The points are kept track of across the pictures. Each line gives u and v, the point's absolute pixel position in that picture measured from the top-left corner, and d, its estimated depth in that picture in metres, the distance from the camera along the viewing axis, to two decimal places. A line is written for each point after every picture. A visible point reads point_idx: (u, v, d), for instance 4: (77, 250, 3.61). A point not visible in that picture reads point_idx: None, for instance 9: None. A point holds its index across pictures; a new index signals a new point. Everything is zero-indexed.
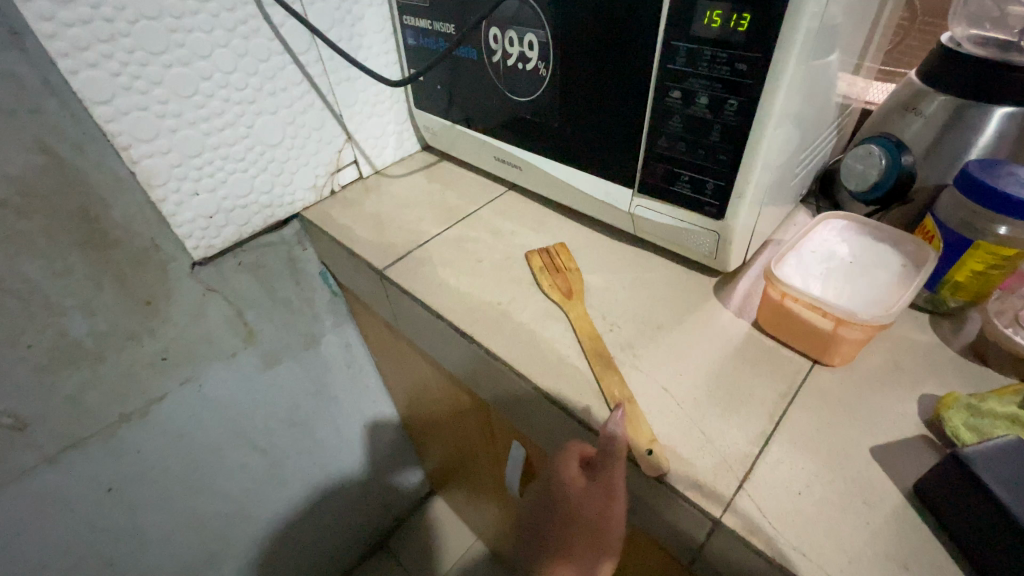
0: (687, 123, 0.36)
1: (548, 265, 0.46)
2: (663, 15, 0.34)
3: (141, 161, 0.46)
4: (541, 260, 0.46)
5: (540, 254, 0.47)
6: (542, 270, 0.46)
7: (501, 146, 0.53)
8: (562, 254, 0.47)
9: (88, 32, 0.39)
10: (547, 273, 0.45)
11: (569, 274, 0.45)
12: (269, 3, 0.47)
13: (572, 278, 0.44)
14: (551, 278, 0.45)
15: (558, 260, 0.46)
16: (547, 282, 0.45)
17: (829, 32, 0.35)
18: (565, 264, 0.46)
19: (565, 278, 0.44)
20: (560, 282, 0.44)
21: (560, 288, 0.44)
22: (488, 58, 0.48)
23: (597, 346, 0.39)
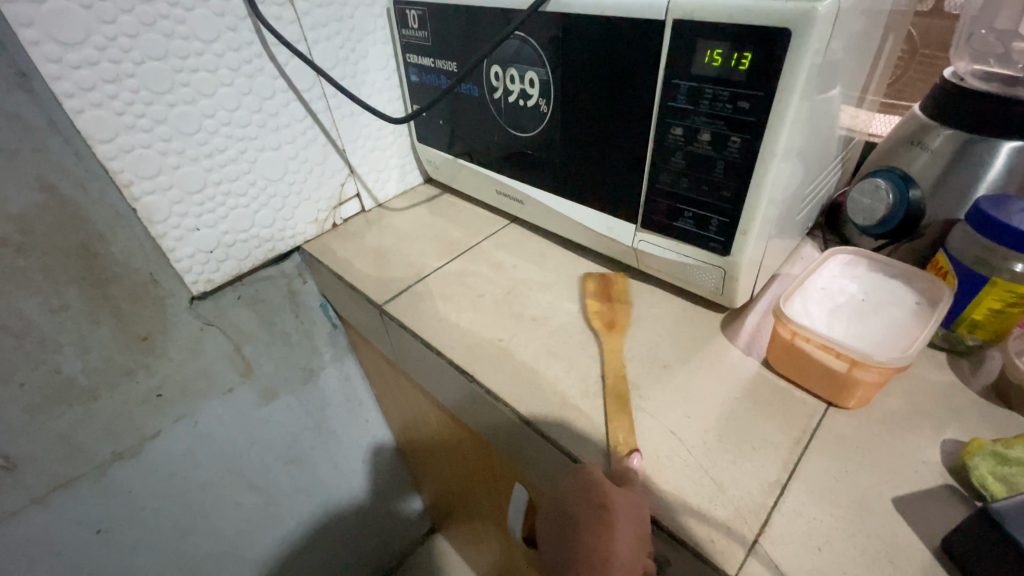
0: (690, 159, 0.36)
1: (601, 292, 0.46)
2: (663, 54, 0.34)
3: (143, 198, 0.46)
4: (593, 287, 0.46)
5: (593, 282, 0.47)
6: (592, 295, 0.45)
7: (504, 181, 0.53)
8: (620, 286, 0.46)
9: (95, 73, 0.40)
10: (596, 300, 0.45)
11: (618, 307, 0.44)
12: (274, 43, 0.48)
13: (622, 311, 0.44)
14: (598, 306, 0.44)
15: (614, 290, 0.46)
16: (592, 306, 0.44)
17: (831, 68, 0.35)
18: (620, 295, 0.45)
19: (614, 309, 0.44)
20: (607, 312, 0.44)
21: (603, 316, 0.43)
22: (489, 95, 0.48)
23: (620, 387, 0.37)
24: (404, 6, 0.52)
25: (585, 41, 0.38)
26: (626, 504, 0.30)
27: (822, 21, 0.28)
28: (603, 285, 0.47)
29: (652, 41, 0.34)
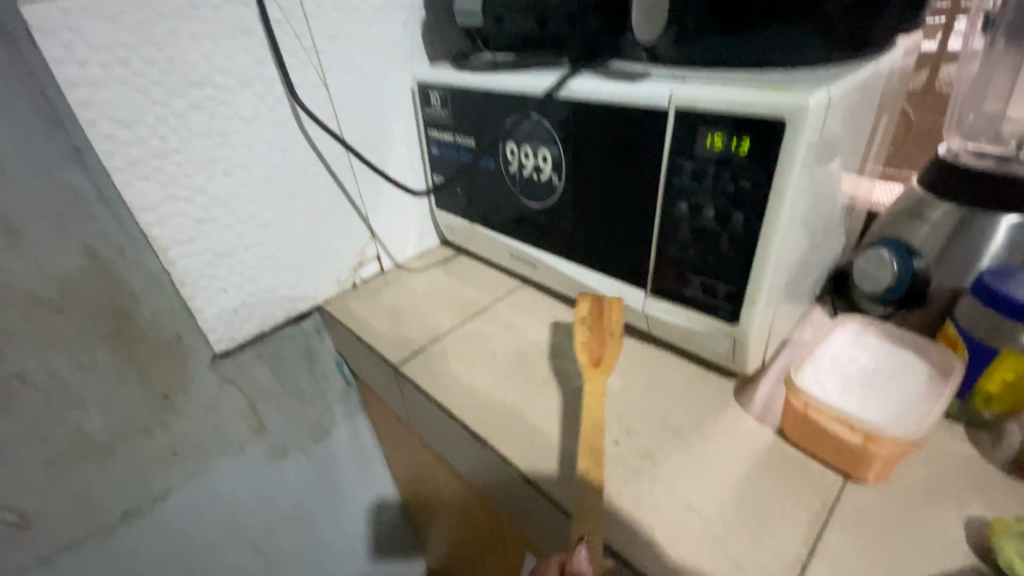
0: (696, 232, 0.38)
1: (593, 323, 0.44)
2: (667, 138, 0.36)
3: (177, 262, 0.48)
4: (583, 315, 0.44)
5: (586, 307, 0.45)
6: (581, 326, 0.44)
7: (518, 246, 0.55)
8: (610, 315, 0.44)
9: (144, 150, 0.44)
10: (585, 334, 0.43)
11: (609, 338, 0.43)
12: (307, 120, 0.52)
13: (608, 347, 0.43)
14: (586, 340, 0.43)
15: (608, 319, 0.44)
16: (581, 340, 0.43)
17: (827, 147, 0.37)
18: (612, 326, 0.43)
19: (601, 343, 0.43)
20: (597, 351, 0.43)
21: (591, 355, 0.42)
22: (506, 168, 0.51)
23: (596, 442, 0.37)
24: (427, 87, 0.56)
25: (595, 122, 0.41)
26: None
27: (814, 110, 0.30)
28: (597, 311, 0.45)
29: (657, 124, 0.37)
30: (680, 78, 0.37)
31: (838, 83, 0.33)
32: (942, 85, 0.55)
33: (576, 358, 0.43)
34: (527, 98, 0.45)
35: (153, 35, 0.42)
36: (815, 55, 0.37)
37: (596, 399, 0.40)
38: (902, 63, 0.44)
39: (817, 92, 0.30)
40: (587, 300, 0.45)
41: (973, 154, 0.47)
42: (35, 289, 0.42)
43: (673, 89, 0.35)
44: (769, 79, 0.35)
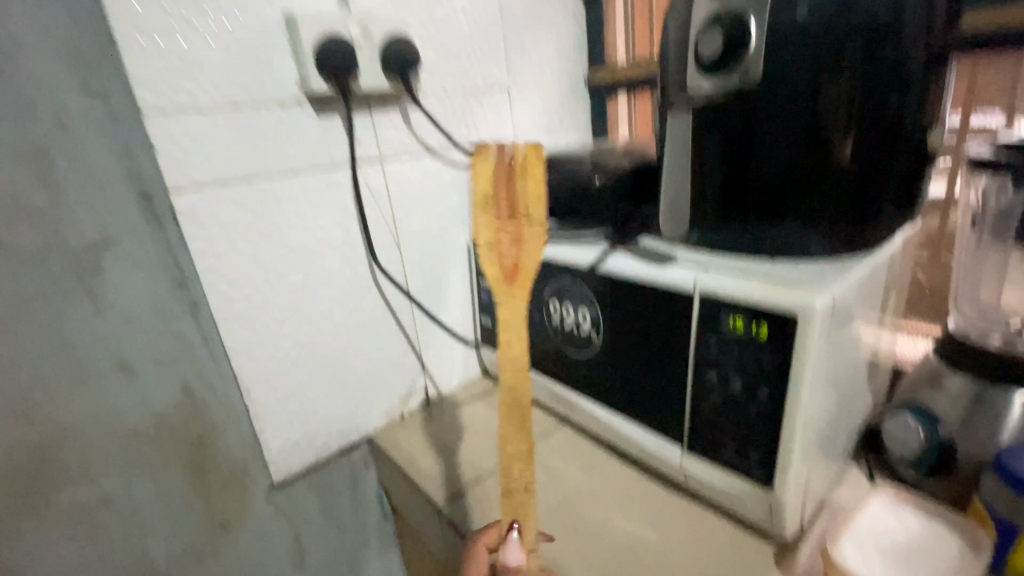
0: (726, 399, 0.42)
1: (499, 178, 0.39)
2: (694, 316, 0.43)
3: (257, 397, 0.56)
4: (486, 178, 0.39)
5: (484, 168, 0.38)
6: (484, 195, 0.39)
7: (560, 389, 0.58)
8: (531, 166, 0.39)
9: (247, 305, 0.53)
10: (495, 198, 0.39)
11: (527, 227, 0.38)
12: (382, 277, 0.62)
13: (524, 228, 0.38)
14: (495, 237, 0.39)
15: (505, 167, 0.39)
16: (489, 238, 0.39)
17: (841, 330, 0.42)
18: (513, 172, 0.39)
19: (517, 228, 0.39)
20: (512, 215, 0.39)
21: (502, 259, 0.39)
22: (550, 321, 0.57)
23: (519, 395, 0.39)
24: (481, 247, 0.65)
25: (630, 292, 0.48)
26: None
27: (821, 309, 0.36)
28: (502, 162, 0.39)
29: (684, 303, 0.43)
30: (703, 266, 0.44)
31: (842, 281, 0.39)
32: (951, 232, 0.54)
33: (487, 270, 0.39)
34: (570, 267, 0.53)
35: (272, 217, 0.52)
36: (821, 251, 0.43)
37: (513, 325, 0.39)
38: (905, 247, 0.49)
39: (821, 292, 0.36)
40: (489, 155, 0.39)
41: (976, 329, 0.50)
42: (135, 420, 0.49)
43: (697, 278, 0.42)
44: (783, 274, 0.41)
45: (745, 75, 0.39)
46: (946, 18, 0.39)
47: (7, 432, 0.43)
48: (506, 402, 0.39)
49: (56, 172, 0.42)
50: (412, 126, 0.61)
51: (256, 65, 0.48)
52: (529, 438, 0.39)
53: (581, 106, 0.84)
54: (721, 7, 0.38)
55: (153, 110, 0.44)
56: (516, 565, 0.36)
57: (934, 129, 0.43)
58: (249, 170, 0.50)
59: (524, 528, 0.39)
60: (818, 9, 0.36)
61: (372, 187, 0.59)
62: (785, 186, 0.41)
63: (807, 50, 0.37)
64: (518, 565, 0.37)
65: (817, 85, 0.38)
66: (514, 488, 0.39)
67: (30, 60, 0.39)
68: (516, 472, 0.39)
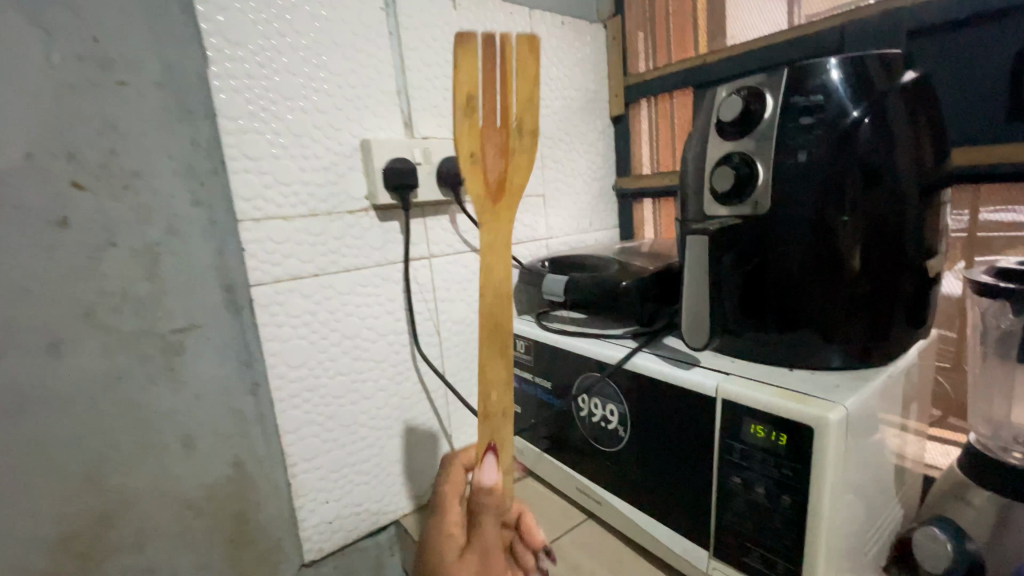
0: (750, 506, 0.43)
1: (484, 83, 0.42)
2: (716, 420, 0.45)
3: (299, 473, 0.60)
4: (471, 78, 0.40)
5: (469, 66, 0.40)
6: (468, 92, 0.41)
7: (586, 480, 0.61)
8: (513, 76, 0.43)
9: (302, 384, 0.59)
10: (479, 103, 0.41)
11: (511, 135, 0.43)
12: (421, 359, 0.68)
13: (507, 140, 0.43)
14: (481, 147, 0.42)
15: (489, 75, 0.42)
16: (475, 148, 0.42)
17: (863, 442, 0.43)
18: (497, 82, 0.42)
19: (501, 139, 0.43)
20: (496, 122, 0.42)
21: (488, 174, 0.42)
22: (577, 413, 0.61)
23: (500, 313, 0.41)
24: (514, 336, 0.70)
25: (654, 392, 0.51)
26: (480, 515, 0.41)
27: (835, 422, 0.38)
28: (486, 62, 0.42)
29: (706, 407, 0.46)
30: (724, 373, 0.48)
31: (856, 394, 0.41)
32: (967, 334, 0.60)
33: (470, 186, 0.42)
34: (598, 363, 0.57)
35: (331, 308, 0.60)
36: (834, 362, 0.46)
37: (499, 248, 0.41)
38: (920, 357, 0.51)
39: (834, 406, 0.39)
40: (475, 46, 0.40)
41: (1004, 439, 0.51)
42: (188, 493, 0.52)
43: (718, 384, 0.45)
44: (800, 387, 0.44)
45: (756, 206, 0.45)
46: (934, 157, 0.44)
47: (78, 500, 0.47)
48: (489, 323, 0.41)
49: (161, 268, 0.49)
50: (458, 228, 0.70)
51: (335, 180, 0.58)
52: (510, 363, 0.41)
53: (609, 210, 0.93)
54: (731, 152, 0.46)
55: (247, 218, 0.53)
56: (491, 484, 0.41)
57: (935, 254, 0.46)
58: (318, 267, 0.58)
59: (501, 451, 0.42)
60: (818, 153, 0.41)
61: (420, 281, 0.67)
62: (793, 302, 0.45)
63: (810, 185, 0.42)
64: (492, 485, 0.41)
65: (820, 217, 0.42)
66: (491, 414, 0.42)
67: (157, 177, 0.48)
68: (494, 395, 0.41)
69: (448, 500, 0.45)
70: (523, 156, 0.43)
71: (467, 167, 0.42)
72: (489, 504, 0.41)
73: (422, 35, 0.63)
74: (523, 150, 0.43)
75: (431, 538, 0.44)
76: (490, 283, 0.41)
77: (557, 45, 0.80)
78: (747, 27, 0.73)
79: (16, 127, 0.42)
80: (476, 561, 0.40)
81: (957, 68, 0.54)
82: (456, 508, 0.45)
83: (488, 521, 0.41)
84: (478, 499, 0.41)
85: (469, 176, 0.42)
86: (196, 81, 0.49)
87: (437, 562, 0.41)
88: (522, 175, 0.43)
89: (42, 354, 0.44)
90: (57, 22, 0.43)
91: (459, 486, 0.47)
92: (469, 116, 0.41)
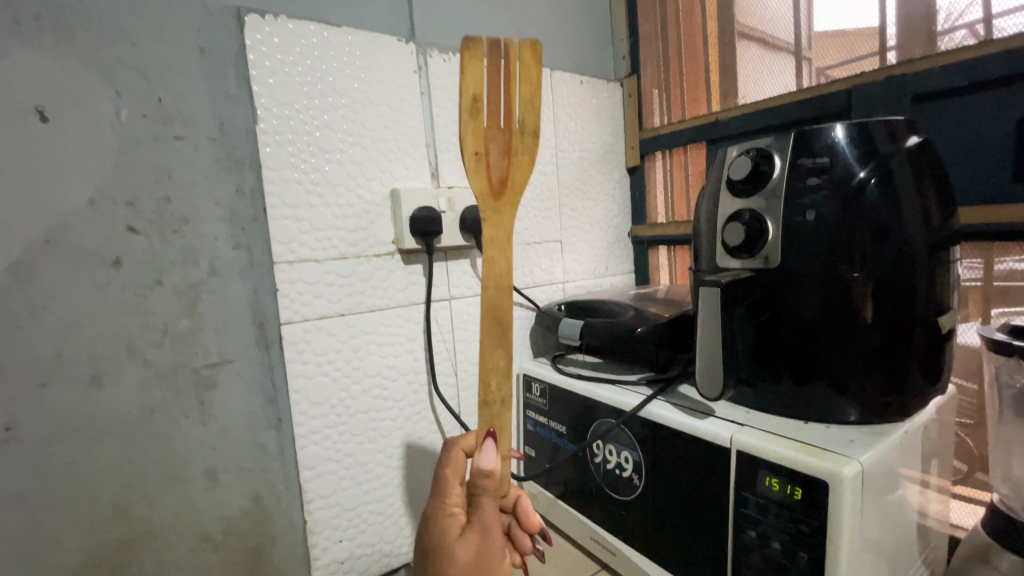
0: (767, 562, 0.43)
1: (488, 89, 0.48)
2: (732, 472, 0.46)
3: (315, 511, 0.60)
4: (477, 82, 0.47)
5: (474, 73, 0.47)
6: (473, 96, 0.46)
7: (601, 530, 0.60)
8: (513, 84, 0.49)
9: (324, 421, 0.60)
10: (483, 105, 0.47)
11: (513, 136, 0.48)
12: (438, 399, 0.70)
13: (510, 140, 0.48)
14: (485, 146, 0.47)
15: (492, 83, 0.48)
16: (479, 147, 0.47)
17: (882, 500, 0.43)
18: (500, 89, 0.48)
19: (504, 139, 0.48)
20: (499, 124, 0.48)
21: (491, 171, 0.47)
22: (592, 459, 0.61)
23: (500, 305, 0.43)
24: (529, 379, 0.71)
25: (669, 440, 0.52)
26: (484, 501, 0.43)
27: (850, 478, 0.38)
28: (491, 71, 0.48)
29: (720, 457, 0.47)
30: (739, 424, 0.48)
31: (872, 449, 0.42)
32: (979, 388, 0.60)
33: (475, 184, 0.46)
34: (613, 409, 0.58)
35: (355, 347, 0.62)
36: (849, 417, 0.46)
37: (501, 241, 0.44)
38: (938, 413, 0.51)
39: (850, 461, 0.39)
40: (478, 54, 0.46)
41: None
42: (208, 526, 0.54)
43: (733, 435, 0.46)
44: (815, 440, 0.44)
45: (767, 260, 0.47)
46: (942, 215, 0.45)
47: (105, 528, 0.48)
48: (489, 313, 0.43)
49: (200, 306, 0.52)
50: (478, 272, 0.73)
51: (365, 226, 0.62)
52: (508, 353, 0.42)
53: (624, 255, 0.95)
54: (741, 210, 0.48)
55: (282, 261, 0.56)
56: (489, 468, 0.42)
57: (948, 309, 0.46)
58: (345, 307, 0.61)
59: (500, 438, 0.42)
60: (827, 211, 0.43)
61: (440, 322, 0.69)
62: (807, 354, 0.46)
63: (820, 242, 0.44)
64: (491, 469, 0.43)
65: (829, 271, 0.44)
66: (490, 402, 0.42)
67: (203, 223, 0.52)
68: (494, 384, 0.42)
69: (449, 481, 0.46)
70: (525, 155, 0.48)
71: (472, 164, 0.47)
72: (488, 486, 0.42)
73: (450, 94, 0.68)
74: (525, 149, 0.48)
75: (432, 516, 0.45)
76: (492, 276, 0.43)
77: (575, 101, 0.85)
78: (758, 87, 0.77)
79: (83, 176, 0.46)
80: (475, 539, 0.42)
81: (963, 130, 0.56)
82: (457, 489, 0.46)
83: (487, 502, 0.42)
84: (478, 482, 0.42)
85: (473, 175, 0.46)
86: (244, 137, 0.54)
87: (438, 539, 0.43)
88: (525, 172, 0.47)
89: (86, 385, 0.47)
90: (128, 85, 0.48)
91: (460, 469, 0.48)
92: (473, 117, 0.47)
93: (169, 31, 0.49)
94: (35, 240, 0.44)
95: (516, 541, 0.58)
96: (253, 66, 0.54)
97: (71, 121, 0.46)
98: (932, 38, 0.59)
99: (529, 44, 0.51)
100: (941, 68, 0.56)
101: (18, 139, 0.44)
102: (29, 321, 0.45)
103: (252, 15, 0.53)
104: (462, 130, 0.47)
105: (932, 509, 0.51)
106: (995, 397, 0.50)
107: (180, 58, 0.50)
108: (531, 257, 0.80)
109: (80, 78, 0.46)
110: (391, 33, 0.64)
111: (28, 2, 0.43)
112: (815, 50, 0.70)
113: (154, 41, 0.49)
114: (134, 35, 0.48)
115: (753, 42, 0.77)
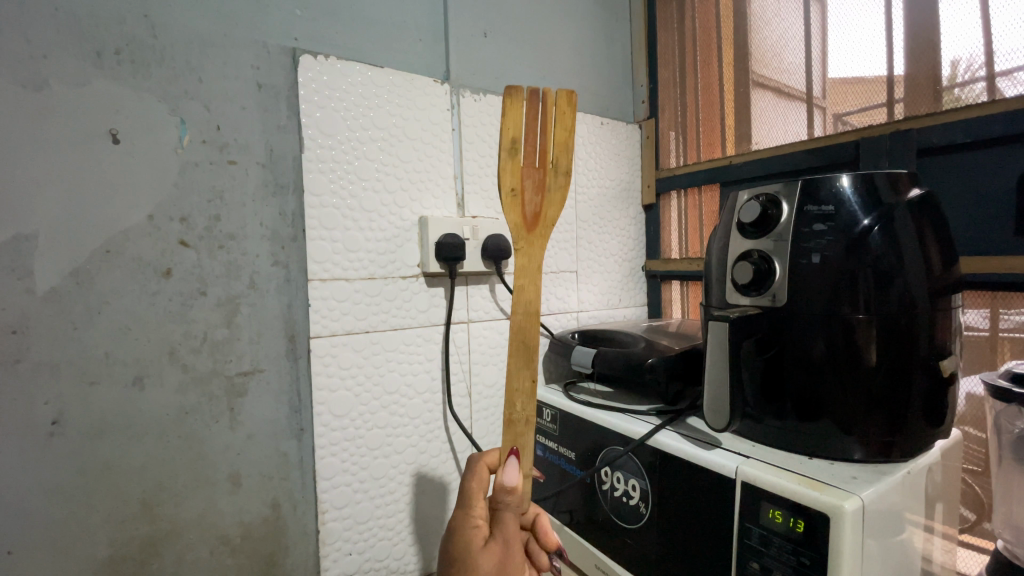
0: None
1: (525, 131, 0.54)
2: (737, 505, 0.47)
3: (328, 521, 0.62)
4: (516, 126, 0.52)
5: (513, 119, 0.52)
6: (512, 137, 0.52)
7: (605, 557, 0.61)
8: (549, 130, 0.54)
9: (343, 434, 0.63)
10: (521, 147, 0.53)
11: (547, 176, 0.53)
12: (451, 419, 0.72)
13: (543, 178, 0.53)
14: (521, 183, 0.52)
15: (528, 126, 0.54)
16: (516, 184, 0.52)
17: (884, 539, 0.44)
18: (536, 132, 0.54)
19: (539, 177, 0.53)
20: (534, 164, 0.53)
21: (525, 209, 0.52)
22: (600, 487, 0.62)
23: (527, 328, 0.48)
24: (541, 404, 0.74)
25: (675, 468, 0.53)
26: (507, 520, 0.45)
27: (850, 513, 0.40)
28: (530, 117, 0.54)
29: (725, 488, 0.48)
30: (745, 456, 0.50)
31: (873, 486, 0.43)
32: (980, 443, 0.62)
33: (511, 216, 0.52)
34: (623, 437, 0.60)
35: (376, 363, 0.65)
36: (852, 454, 0.47)
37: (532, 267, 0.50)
38: (942, 457, 0.52)
39: (851, 497, 0.41)
40: (519, 103, 0.52)
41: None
42: (227, 529, 0.56)
43: (738, 466, 0.48)
44: (818, 475, 0.45)
45: (774, 298, 0.49)
46: (942, 265, 0.47)
47: (134, 525, 0.51)
48: (517, 336, 0.48)
49: (238, 317, 0.56)
50: (498, 297, 0.76)
51: (394, 250, 0.66)
52: (533, 373, 0.47)
53: (637, 287, 0.99)
54: (750, 251, 0.51)
55: (316, 278, 0.60)
56: (512, 485, 0.45)
57: (949, 354, 0.48)
58: (370, 325, 0.64)
59: (522, 455, 0.46)
60: (831, 256, 0.45)
61: (458, 343, 0.72)
62: (813, 392, 0.48)
63: (823, 285, 0.46)
64: (514, 486, 0.45)
65: (832, 313, 0.46)
66: (514, 420, 0.47)
67: (247, 240, 0.56)
68: (519, 403, 0.46)
69: (473, 494, 0.47)
70: (556, 193, 0.53)
71: (508, 199, 0.52)
72: (510, 501, 0.45)
73: (479, 130, 0.73)
74: (557, 188, 0.53)
75: (456, 528, 0.46)
76: (521, 302, 0.48)
77: (596, 140, 0.90)
78: (772, 132, 0.80)
79: (146, 194, 0.51)
80: (497, 552, 0.44)
81: (967, 183, 0.59)
82: (481, 502, 0.47)
83: (509, 516, 0.45)
84: (501, 497, 0.45)
85: (509, 209, 0.52)
86: (289, 164, 0.59)
87: (461, 550, 0.44)
88: (556, 210, 0.53)
89: (129, 386, 0.51)
90: (192, 113, 0.53)
91: (484, 483, 0.49)
92: (512, 157, 0.52)
93: (231, 68, 0.55)
94: (98, 249, 0.49)
95: (534, 555, 0.59)
96: (303, 101, 0.59)
97: (140, 144, 0.50)
98: (936, 95, 0.62)
99: (565, 92, 0.54)
100: (947, 126, 0.59)
101: (91, 158, 0.48)
102: (86, 323, 0.48)
103: (305, 56, 0.59)
104: (501, 166, 0.52)
105: (936, 553, 0.51)
106: (995, 445, 0.52)
107: (239, 92, 0.55)
108: (549, 285, 0.84)
109: (152, 107, 0.51)
110: (428, 74, 0.69)
111: (112, 38, 0.49)
112: (829, 98, 0.73)
113: (218, 76, 0.54)
114: (201, 69, 0.53)
115: (769, 91, 0.81)
